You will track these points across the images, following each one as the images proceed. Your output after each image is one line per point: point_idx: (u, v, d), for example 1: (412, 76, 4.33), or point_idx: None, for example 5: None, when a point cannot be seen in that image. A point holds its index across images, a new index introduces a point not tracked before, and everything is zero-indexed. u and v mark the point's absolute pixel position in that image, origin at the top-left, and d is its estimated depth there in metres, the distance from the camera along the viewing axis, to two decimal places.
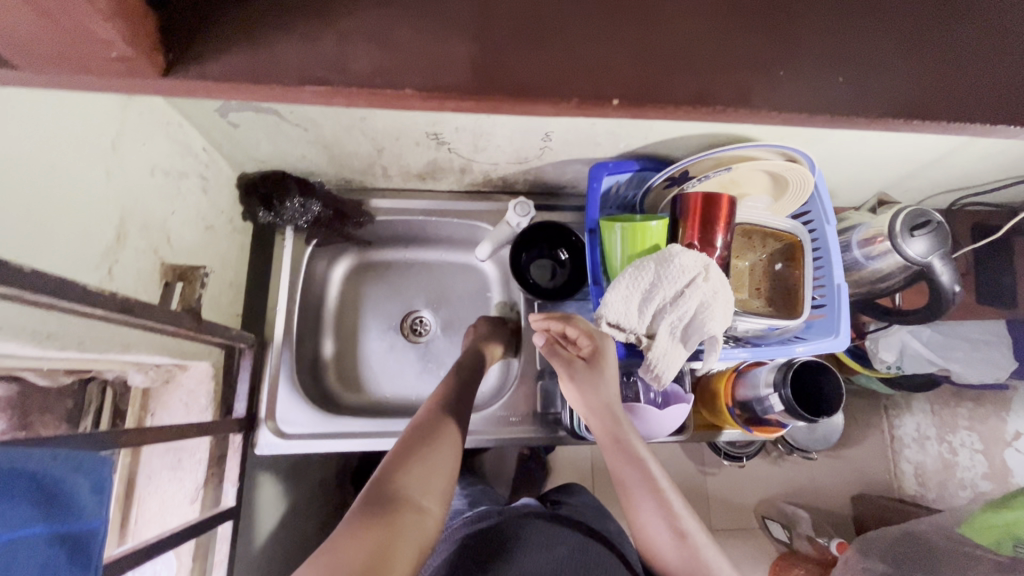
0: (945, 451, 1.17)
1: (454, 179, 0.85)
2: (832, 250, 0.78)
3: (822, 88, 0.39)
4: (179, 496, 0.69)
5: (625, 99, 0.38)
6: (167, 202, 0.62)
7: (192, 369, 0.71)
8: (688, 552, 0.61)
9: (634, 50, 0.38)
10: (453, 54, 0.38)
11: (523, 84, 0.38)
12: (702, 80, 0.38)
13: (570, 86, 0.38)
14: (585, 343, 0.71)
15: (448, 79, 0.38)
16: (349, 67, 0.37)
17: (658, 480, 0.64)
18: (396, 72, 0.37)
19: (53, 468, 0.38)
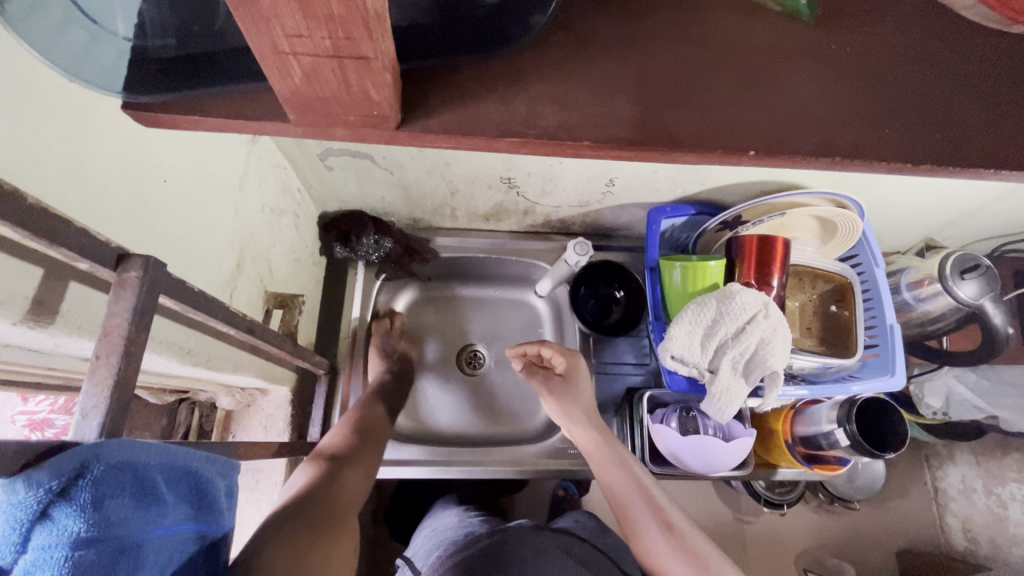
0: (994, 505, 1.15)
1: (516, 220, 0.91)
2: (882, 292, 0.81)
3: (983, 130, 0.37)
4: (255, 518, 0.73)
5: (763, 151, 0.36)
6: (270, 236, 0.68)
7: (272, 395, 0.76)
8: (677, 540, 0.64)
9: (791, 112, 0.37)
10: (617, 113, 0.36)
11: (677, 137, 0.36)
12: (857, 133, 0.36)
13: (714, 137, 0.36)
14: (559, 361, 0.76)
15: (613, 131, 0.36)
16: (540, 123, 0.36)
17: (644, 478, 0.67)
18: (575, 126, 0.36)
19: (206, 469, 0.39)
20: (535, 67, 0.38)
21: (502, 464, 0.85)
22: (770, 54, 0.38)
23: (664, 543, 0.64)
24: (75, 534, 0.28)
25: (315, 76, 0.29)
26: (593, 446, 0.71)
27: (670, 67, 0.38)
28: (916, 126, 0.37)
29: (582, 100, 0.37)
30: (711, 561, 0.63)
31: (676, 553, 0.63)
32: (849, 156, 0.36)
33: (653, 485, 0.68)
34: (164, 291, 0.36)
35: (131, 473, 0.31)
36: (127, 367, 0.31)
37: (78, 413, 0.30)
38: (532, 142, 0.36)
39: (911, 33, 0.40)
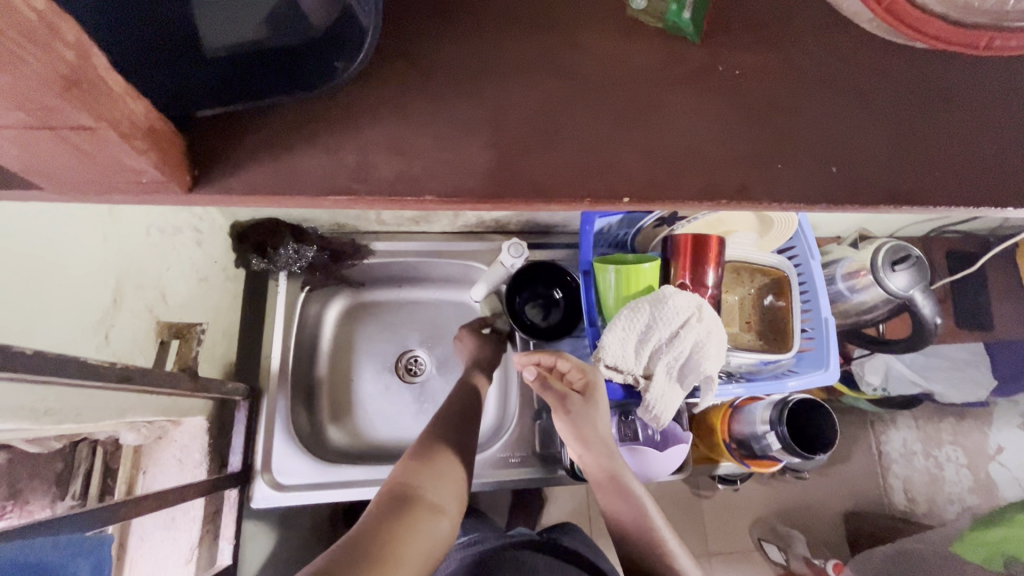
0: (932, 466, 1.22)
1: (448, 222, 0.86)
2: (818, 284, 0.80)
3: (911, 154, 0.31)
4: (173, 558, 0.68)
5: (638, 197, 0.30)
6: (162, 259, 0.61)
7: (185, 425, 0.70)
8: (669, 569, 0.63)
9: (674, 152, 0.31)
10: (464, 160, 0.31)
11: (539, 184, 0.30)
12: (751, 172, 0.30)
13: (583, 185, 0.30)
14: (577, 376, 0.70)
15: (458, 181, 0.30)
16: (374, 175, 0.30)
17: (654, 516, 0.67)
18: (413, 179, 0.30)
19: (54, 556, 0.41)
20: (371, 102, 0.32)
21: None
22: (646, 85, 0.32)
23: None
24: None
25: (84, 145, 0.24)
26: (604, 475, 0.68)
27: (530, 97, 0.32)
28: (810, 164, 0.31)
29: (425, 147, 0.31)
30: None
31: None
32: (736, 200, 0.30)
33: (663, 527, 0.67)
34: None
35: None
36: None
37: None
38: (363, 200, 0.30)
39: (825, 52, 0.33)
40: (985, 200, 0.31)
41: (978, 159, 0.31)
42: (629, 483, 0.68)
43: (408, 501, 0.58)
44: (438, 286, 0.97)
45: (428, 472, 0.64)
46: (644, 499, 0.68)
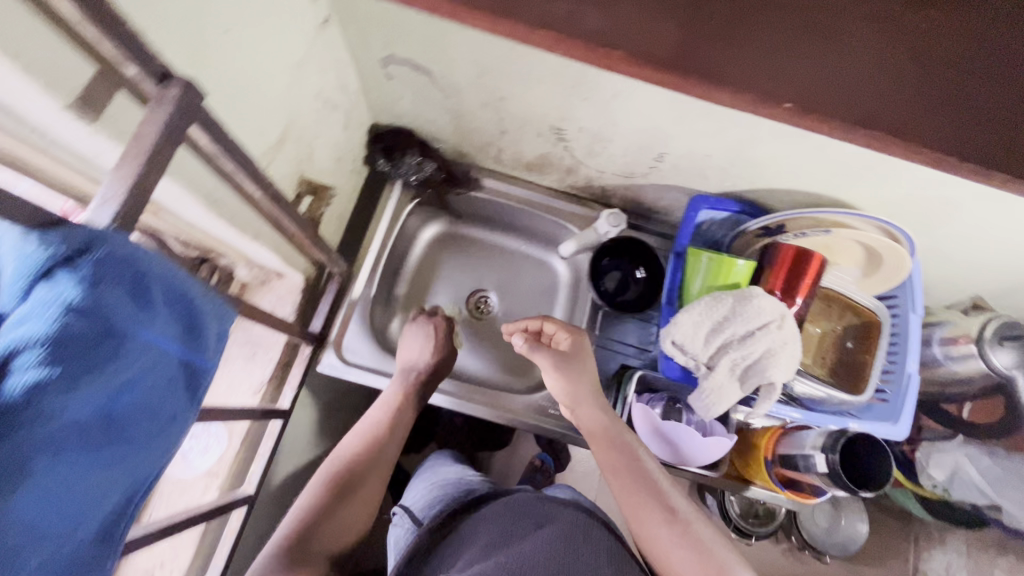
0: None
1: (558, 178, 0.90)
2: (911, 339, 0.77)
3: (998, 127, 0.42)
4: (243, 386, 0.77)
5: (793, 104, 0.41)
6: (319, 125, 0.70)
7: (286, 279, 0.81)
8: (687, 536, 0.61)
9: (828, 75, 0.42)
10: (661, 33, 0.42)
11: (715, 70, 0.42)
12: (879, 109, 0.42)
13: (751, 84, 0.41)
14: (564, 338, 0.73)
15: (654, 49, 0.42)
16: (582, 24, 0.42)
17: (645, 461, 0.66)
18: (614, 36, 0.41)
19: (199, 301, 0.43)
20: None
21: (475, 402, 0.89)
22: (824, 31, 0.43)
23: (667, 532, 0.61)
24: (71, 302, 0.30)
25: None
26: (598, 426, 0.69)
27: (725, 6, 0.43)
28: (923, 123, 0.42)
29: (636, 12, 0.43)
30: (716, 549, 0.60)
31: (679, 538, 0.61)
32: (878, 133, 0.42)
33: (657, 471, 0.65)
34: (198, 119, 0.38)
35: (131, 272, 0.34)
36: (146, 177, 0.34)
37: (98, 198, 0.33)
38: (570, 37, 0.42)
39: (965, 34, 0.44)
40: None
41: None
42: (635, 451, 0.67)
43: (350, 488, 0.66)
44: (528, 240, 1.02)
45: (331, 514, 0.63)
46: (652, 468, 0.66)
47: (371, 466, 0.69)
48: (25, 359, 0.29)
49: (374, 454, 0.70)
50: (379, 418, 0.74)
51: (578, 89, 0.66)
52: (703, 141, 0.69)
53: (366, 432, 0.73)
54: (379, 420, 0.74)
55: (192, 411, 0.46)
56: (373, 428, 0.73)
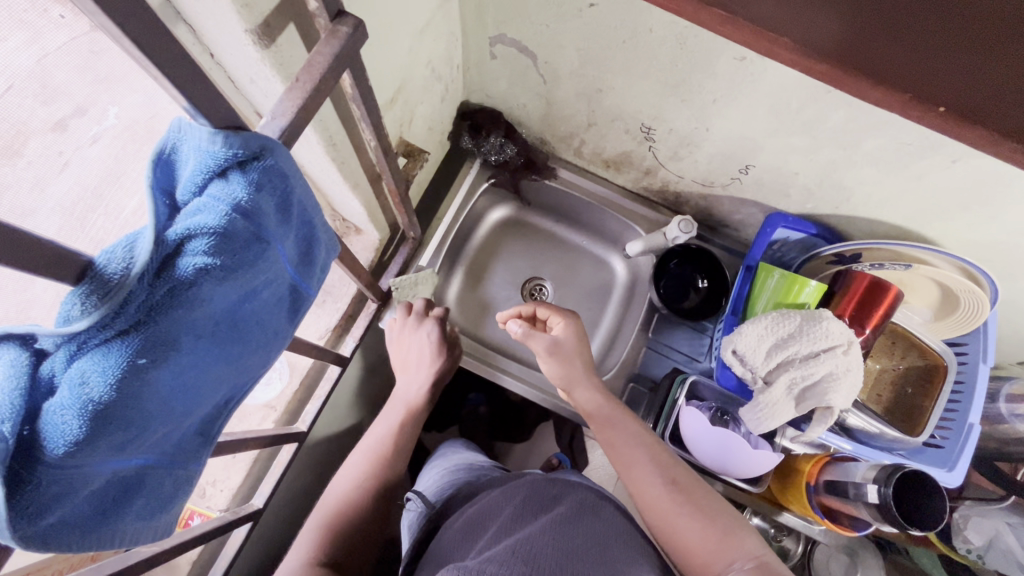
0: None
1: (634, 178, 0.92)
2: (977, 390, 0.75)
3: None
4: (311, 329, 0.80)
5: (952, 110, 0.37)
6: (423, 92, 0.73)
7: (363, 236, 0.83)
8: (693, 506, 0.56)
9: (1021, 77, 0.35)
10: (823, 26, 0.38)
11: (882, 72, 0.38)
12: None
13: (917, 84, 0.37)
14: (554, 320, 0.73)
15: (819, 34, 0.38)
16: (751, 4, 0.39)
17: (647, 436, 0.64)
18: (780, 21, 0.39)
19: (320, 232, 0.47)
20: None
21: (521, 381, 0.92)
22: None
23: (670, 499, 0.57)
24: (235, 200, 0.33)
25: None
26: (594, 407, 0.68)
27: None
28: None
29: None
30: (720, 512, 0.56)
31: (684, 504, 0.56)
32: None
33: (658, 445, 0.63)
34: (354, 59, 0.41)
35: (281, 187, 0.37)
36: (311, 100, 0.37)
37: (270, 115, 0.36)
38: (735, 21, 0.39)
39: None
40: None
41: None
42: (635, 426, 0.65)
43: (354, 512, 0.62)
44: (591, 236, 1.04)
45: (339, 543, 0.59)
46: (655, 445, 0.64)
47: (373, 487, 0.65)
48: (196, 245, 0.32)
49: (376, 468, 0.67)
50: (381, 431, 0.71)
51: (680, 89, 0.67)
52: (794, 158, 0.70)
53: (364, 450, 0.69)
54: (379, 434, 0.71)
55: (291, 327, 0.48)
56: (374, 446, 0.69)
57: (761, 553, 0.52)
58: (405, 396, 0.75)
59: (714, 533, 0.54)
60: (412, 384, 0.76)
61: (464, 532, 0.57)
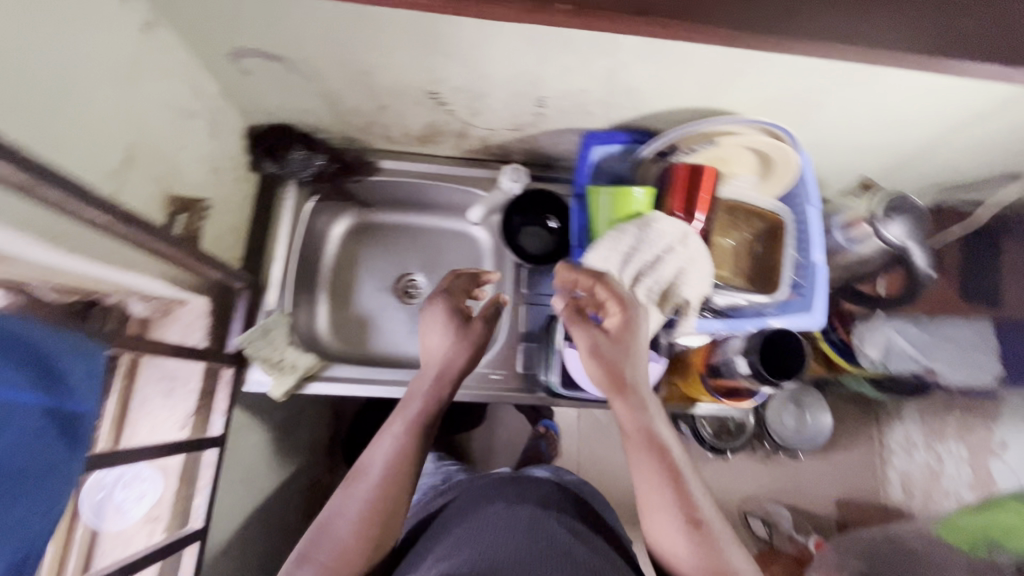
0: (932, 460, 1.46)
1: (453, 144, 0.88)
2: (813, 231, 0.80)
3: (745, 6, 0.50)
4: (168, 423, 0.73)
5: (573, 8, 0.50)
6: (178, 137, 0.66)
7: (191, 305, 0.76)
8: (704, 548, 0.57)
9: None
10: None
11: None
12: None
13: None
14: (614, 311, 0.65)
15: None
16: None
17: (676, 457, 0.61)
18: None
19: (59, 350, 0.49)
20: None
21: (421, 382, 0.85)
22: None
23: (684, 538, 0.57)
24: None
25: None
26: (634, 425, 0.62)
27: None
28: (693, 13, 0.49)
29: None
30: (723, 550, 0.57)
31: (693, 546, 0.57)
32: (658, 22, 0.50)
33: (687, 475, 0.60)
34: None
35: None
36: None
37: None
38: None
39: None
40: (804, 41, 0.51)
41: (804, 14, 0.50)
42: (670, 450, 0.61)
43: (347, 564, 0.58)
44: (441, 214, 1.00)
45: None
46: (683, 462, 0.61)
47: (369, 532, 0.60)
48: None
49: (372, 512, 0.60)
50: (375, 472, 0.62)
51: (437, 46, 0.64)
52: (575, 77, 0.69)
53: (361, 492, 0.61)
54: (375, 473, 0.62)
55: (81, 456, 0.48)
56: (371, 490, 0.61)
57: None
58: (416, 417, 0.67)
59: (716, 575, 0.56)
60: (406, 415, 0.67)
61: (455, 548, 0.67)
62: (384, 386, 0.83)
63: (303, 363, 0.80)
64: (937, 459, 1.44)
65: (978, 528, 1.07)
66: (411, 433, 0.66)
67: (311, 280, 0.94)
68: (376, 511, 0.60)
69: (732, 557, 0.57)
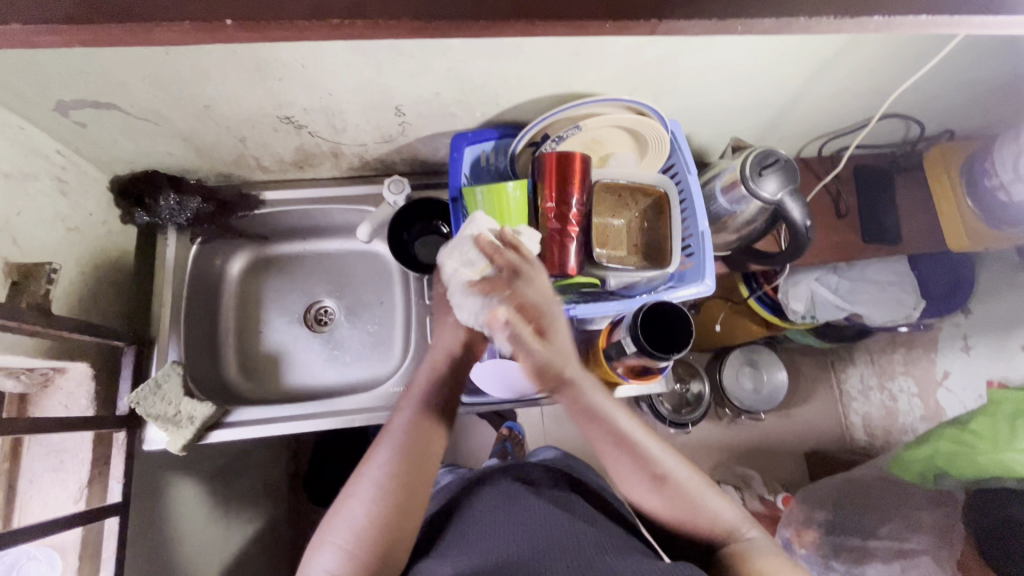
0: (887, 399, 1.44)
1: (331, 165, 0.87)
2: (696, 198, 0.80)
3: None
4: (61, 498, 0.70)
5: (238, 19, 0.36)
6: (10, 203, 0.64)
7: (70, 372, 0.73)
8: (680, 501, 0.64)
9: None
10: None
11: (133, 7, 0.35)
12: None
13: (183, 7, 0.36)
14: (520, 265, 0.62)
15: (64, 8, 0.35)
16: None
17: (622, 428, 0.65)
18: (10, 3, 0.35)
19: None
20: None
21: (335, 409, 0.83)
22: None
23: (653, 495, 0.64)
24: None
25: None
26: (576, 406, 0.65)
27: None
28: None
29: None
30: (696, 493, 0.65)
31: (666, 499, 0.64)
32: (353, 18, 0.37)
33: (637, 438, 0.65)
34: None
35: None
36: None
37: None
38: None
39: None
40: None
41: None
42: (615, 423, 0.64)
43: (403, 492, 0.59)
44: (339, 237, 0.97)
45: (380, 524, 0.57)
46: (632, 433, 0.65)
47: (416, 458, 0.61)
48: None
49: (420, 441, 0.62)
50: (418, 402, 0.66)
51: (265, 71, 0.62)
52: (420, 83, 0.68)
53: (407, 424, 0.64)
54: (416, 402, 0.66)
55: None
56: (413, 420, 0.64)
57: (726, 514, 0.64)
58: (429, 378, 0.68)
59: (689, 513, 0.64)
60: (443, 352, 0.69)
61: (461, 550, 0.62)
62: (295, 422, 0.81)
63: (201, 414, 0.76)
64: (890, 398, 1.44)
65: (924, 460, 1.01)
66: (424, 395, 0.66)
67: (213, 324, 0.91)
68: (425, 435, 0.63)
69: (710, 498, 0.65)
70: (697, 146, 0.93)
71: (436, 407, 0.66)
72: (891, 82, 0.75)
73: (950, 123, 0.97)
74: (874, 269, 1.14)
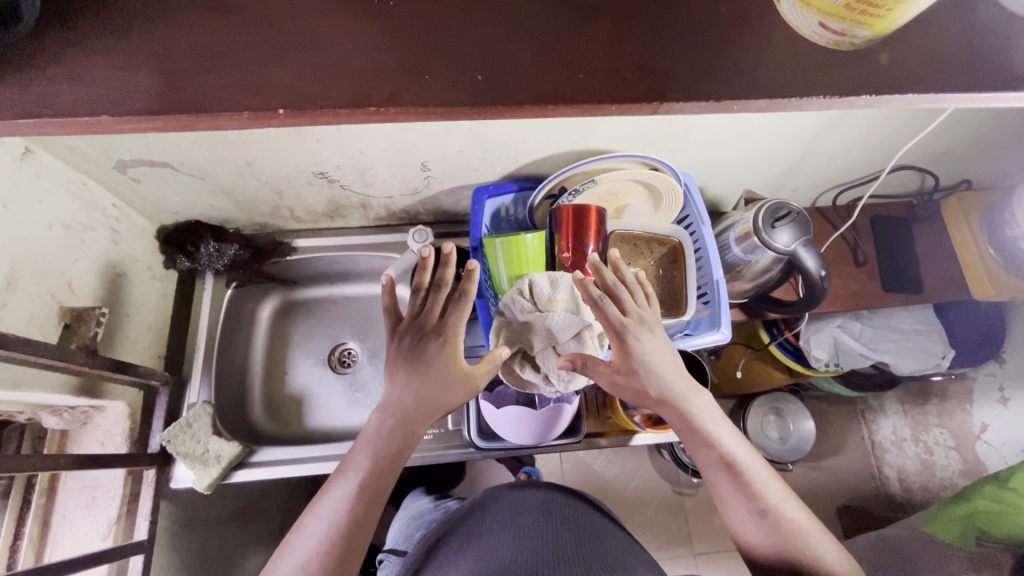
0: (923, 452, 1.38)
1: (360, 215, 0.92)
2: (710, 248, 0.82)
3: (460, 80, 0.41)
4: (91, 534, 0.73)
5: (288, 108, 0.40)
6: (68, 253, 0.70)
7: (108, 411, 0.76)
8: (782, 539, 0.58)
9: (294, 65, 0.41)
10: (141, 85, 0.40)
11: (199, 102, 0.40)
12: (392, 83, 0.41)
13: (238, 100, 0.40)
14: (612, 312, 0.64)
15: (137, 104, 0.40)
16: (55, 100, 0.40)
17: (726, 447, 0.63)
18: (93, 101, 0.40)
19: None
20: (95, 40, 0.41)
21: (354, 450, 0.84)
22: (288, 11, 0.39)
23: (754, 525, 0.60)
24: None
25: None
26: (681, 419, 0.64)
27: (197, 45, 0.41)
28: (447, 71, 0.41)
29: (110, 64, 0.40)
30: (801, 535, 0.58)
31: (767, 534, 0.59)
32: (382, 103, 0.40)
33: (744, 463, 0.62)
34: None
35: None
36: None
37: None
38: (47, 120, 0.39)
39: None
40: (590, 67, 0.42)
41: (572, 55, 0.42)
42: (722, 442, 0.63)
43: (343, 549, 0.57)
44: (364, 282, 1.01)
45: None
46: (737, 455, 0.63)
47: (362, 510, 0.59)
48: None
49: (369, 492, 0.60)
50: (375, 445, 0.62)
51: (304, 135, 0.67)
52: (445, 142, 0.72)
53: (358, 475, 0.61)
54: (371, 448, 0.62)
55: None
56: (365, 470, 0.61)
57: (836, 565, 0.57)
58: (376, 439, 0.63)
59: (791, 554, 0.58)
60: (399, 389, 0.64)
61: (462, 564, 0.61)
62: (316, 463, 0.82)
63: (228, 453, 0.79)
64: (926, 451, 1.37)
65: (961, 520, 0.97)
66: (377, 447, 0.62)
67: (242, 365, 0.95)
68: (372, 487, 0.60)
69: (815, 542, 0.58)
70: (712, 195, 0.95)
71: (391, 456, 0.62)
72: (899, 135, 0.77)
73: (967, 174, 0.98)
74: (898, 317, 1.12)
